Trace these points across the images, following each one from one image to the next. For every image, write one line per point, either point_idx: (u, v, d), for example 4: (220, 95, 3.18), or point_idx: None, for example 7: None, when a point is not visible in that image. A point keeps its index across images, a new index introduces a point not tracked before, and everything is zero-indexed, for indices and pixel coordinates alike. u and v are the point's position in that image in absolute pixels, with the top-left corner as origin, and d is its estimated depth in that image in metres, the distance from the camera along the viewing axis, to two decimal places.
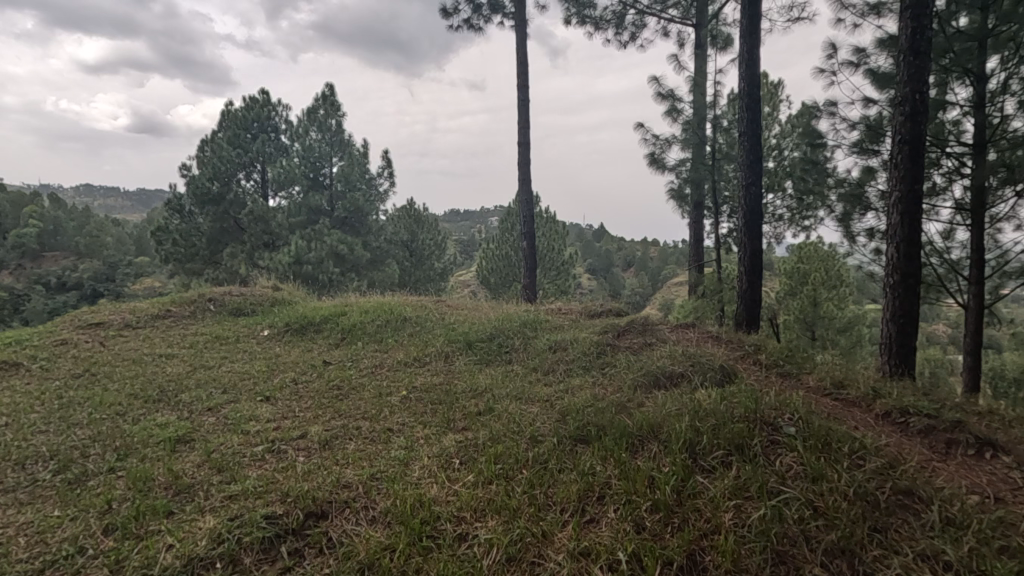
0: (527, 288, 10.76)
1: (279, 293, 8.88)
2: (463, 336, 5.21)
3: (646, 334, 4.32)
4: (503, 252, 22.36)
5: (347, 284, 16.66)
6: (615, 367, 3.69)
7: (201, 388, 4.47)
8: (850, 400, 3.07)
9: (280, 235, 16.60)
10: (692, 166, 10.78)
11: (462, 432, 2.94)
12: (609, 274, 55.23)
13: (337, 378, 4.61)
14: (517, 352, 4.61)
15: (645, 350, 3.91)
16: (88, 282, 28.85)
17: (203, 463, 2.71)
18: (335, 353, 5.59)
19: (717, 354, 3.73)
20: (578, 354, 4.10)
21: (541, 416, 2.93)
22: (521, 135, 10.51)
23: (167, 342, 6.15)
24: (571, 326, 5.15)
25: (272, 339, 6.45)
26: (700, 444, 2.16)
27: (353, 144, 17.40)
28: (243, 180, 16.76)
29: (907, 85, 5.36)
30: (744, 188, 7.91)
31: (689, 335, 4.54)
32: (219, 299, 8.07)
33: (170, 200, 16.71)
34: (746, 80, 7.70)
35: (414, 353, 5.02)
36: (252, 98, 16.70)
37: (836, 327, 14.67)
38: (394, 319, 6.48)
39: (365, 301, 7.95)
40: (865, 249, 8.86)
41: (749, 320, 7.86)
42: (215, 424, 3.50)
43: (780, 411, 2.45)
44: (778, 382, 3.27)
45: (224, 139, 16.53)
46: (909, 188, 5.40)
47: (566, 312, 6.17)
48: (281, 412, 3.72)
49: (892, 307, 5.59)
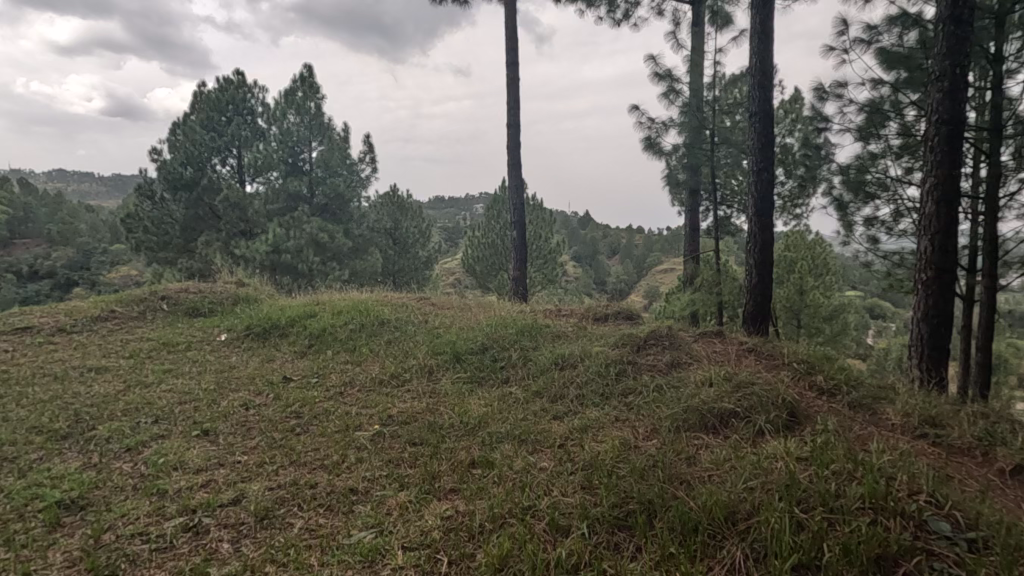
0: (516, 281, 9.95)
1: (245, 289, 7.97)
2: (449, 346, 4.42)
3: (674, 346, 3.57)
4: (489, 240, 21.47)
5: (328, 273, 15.74)
6: (643, 397, 2.93)
7: (128, 417, 3.63)
8: (957, 448, 2.34)
9: (257, 223, 15.64)
10: (689, 151, 10.04)
11: (449, 503, 2.16)
12: (595, 262, 54.89)
13: (297, 402, 3.79)
14: (515, 369, 3.83)
15: (678, 372, 3.16)
16: (61, 270, 27.46)
17: (80, 561, 1.93)
18: (298, 366, 4.76)
19: (770, 378, 2.99)
20: (592, 375, 3.32)
21: (560, 477, 2.17)
22: (511, 117, 9.66)
23: (103, 352, 5.27)
24: (576, 335, 4.37)
25: (229, 345, 5.63)
26: (821, 561, 1.42)
27: (333, 127, 16.36)
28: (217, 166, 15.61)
29: (944, 57, 4.62)
30: (753, 174, 7.16)
31: (718, 348, 3.79)
32: (173, 297, 7.15)
33: (140, 185, 15.53)
34: (758, 55, 6.94)
35: (391, 369, 4.21)
36: (226, 78, 15.47)
37: (826, 316, 14.29)
38: (369, 322, 5.65)
39: (340, 299, 7.10)
40: (860, 238, 8.23)
41: (757, 319, 7.13)
42: (125, 477, 2.69)
43: (910, 485, 1.70)
44: (853, 420, 2.54)
45: (195, 122, 15.34)
46: (947, 174, 4.68)
47: (565, 314, 5.39)
48: (217, 455, 2.91)
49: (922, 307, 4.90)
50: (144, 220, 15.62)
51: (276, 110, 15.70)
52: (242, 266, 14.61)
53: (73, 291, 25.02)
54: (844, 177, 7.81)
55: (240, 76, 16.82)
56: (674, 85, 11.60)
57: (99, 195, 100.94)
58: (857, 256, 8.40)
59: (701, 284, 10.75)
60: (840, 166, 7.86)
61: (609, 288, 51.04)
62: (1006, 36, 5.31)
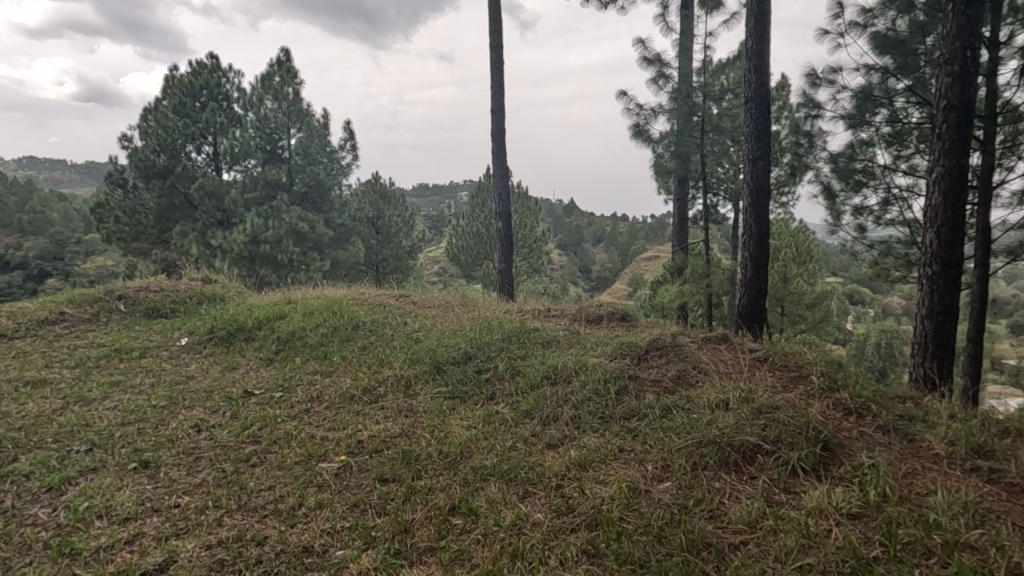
0: (502, 274, 9.52)
1: (211, 287, 7.45)
2: (428, 355, 4.03)
3: (678, 356, 3.21)
4: (473, 230, 20.99)
5: (310, 264, 15.16)
6: (650, 423, 2.56)
7: (59, 444, 3.16)
8: (1018, 485, 2.00)
9: (235, 212, 14.88)
10: (678, 138, 9.66)
11: (425, 571, 1.78)
12: (579, 250, 54.70)
13: (256, 423, 3.36)
14: (501, 383, 3.44)
15: (689, 390, 2.80)
16: (33, 261, 26.40)
17: None
18: (262, 378, 4.32)
19: (791, 397, 2.66)
20: (588, 394, 2.94)
21: (555, 538, 1.79)
22: (494, 102, 9.17)
23: (46, 361, 4.76)
24: (568, 341, 4.00)
25: (189, 351, 5.16)
26: None
27: (312, 114, 15.70)
28: (192, 153, 14.67)
29: (953, 40, 4.22)
30: (748, 162, 6.80)
31: (724, 357, 3.45)
32: (131, 297, 6.60)
33: (109, 174, 14.74)
34: (754, 37, 6.55)
35: (363, 382, 3.78)
36: (199, 62, 14.55)
37: (808, 304, 14.20)
38: (343, 325, 5.21)
39: (313, 297, 6.65)
40: (849, 228, 7.94)
41: (750, 316, 6.80)
42: (36, 529, 2.25)
43: (1003, 564, 1.36)
44: (892, 454, 2.19)
45: (167, 108, 14.39)
46: (956, 164, 4.29)
47: (555, 316, 5.02)
48: (152, 498, 2.47)
49: (924, 304, 4.57)
50: (115, 210, 14.82)
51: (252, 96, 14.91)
52: (218, 258, 13.97)
53: (45, 283, 24.02)
54: (834, 164, 7.46)
55: (212, 60, 16.03)
56: (663, 71, 11.22)
57: (73, 184, 97.83)
58: (845, 245, 8.13)
59: (691, 275, 10.46)
60: (831, 153, 7.53)
61: (595, 276, 51.16)
62: (1002, 19, 4.97)
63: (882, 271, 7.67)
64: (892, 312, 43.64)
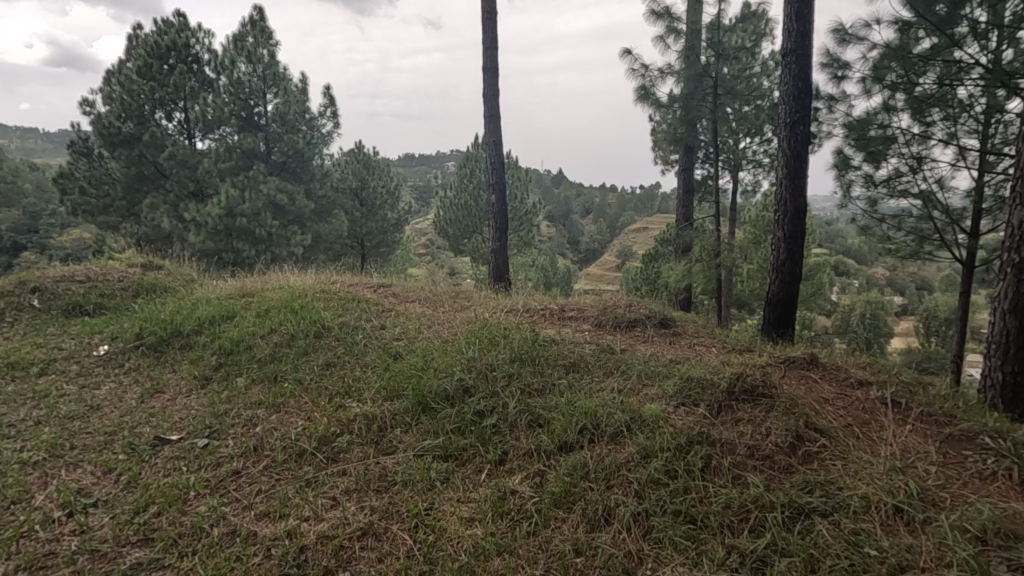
0: (497, 255, 8.39)
1: (154, 275, 6.25)
2: (407, 386, 2.95)
3: (782, 406, 2.17)
4: (462, 201, 19.68)
5: (290, 237, 13.76)
6: (779, 549, 1.53)
7: None
8: None
9: (209, 184, 13.36)
10: (683, 101, 8.35)
11: None
12: (569, 221, 53.67)
13: (158, 500, 2.28)
14: (513, 439, 2.39)
15: (821, 475, 1.78)
16: (6, 234, 24.75)
17: None
18: (190, 408, 3.25)
19: (995, 497, 1.66)
20: (658, 475, 1.89)
21: None
22: (488, 56, 7.89)
23: None
24: (602, 366, 2.93)
25: (106, 365, 4.05)
26: None
27: (289, 79, 14.11)
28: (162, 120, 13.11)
29: None
30: (786, 127, 5.52)
31: (826, 395, 2.43)
32: (50, 289, 5.40)
33: (72, 142, 13.25)
34: None
35: (318, 427, 2.71)
36: (165, 19, 12.83)
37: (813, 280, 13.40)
38: (303, 331, 4.10)
39: (275, 288, 5.53)
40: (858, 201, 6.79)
41: (776, 307, 5.68)
42: None
43: None
44: None
45: (130, 69, 12.78)
46: None
47: (572, 319, 3.99)
48: None
49: (1007, 295, 2.85)
50: (78, 180, 13.30)
51: (224, 57, 13.22)
52: (192, 232, 12.59)
53: (18, 257, 22.51)
54: (848, 130, 6.33)
55: (178, 19, 14.37)
56: (674, 26, 9.94)
57: (46, 153, 93.30)
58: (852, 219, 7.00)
59: (700, 254, 9.38)
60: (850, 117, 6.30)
61: (585, 248, 50.55)
62: None
63: (891, 249, 6.68)
64: (878, 281, 43.69)
